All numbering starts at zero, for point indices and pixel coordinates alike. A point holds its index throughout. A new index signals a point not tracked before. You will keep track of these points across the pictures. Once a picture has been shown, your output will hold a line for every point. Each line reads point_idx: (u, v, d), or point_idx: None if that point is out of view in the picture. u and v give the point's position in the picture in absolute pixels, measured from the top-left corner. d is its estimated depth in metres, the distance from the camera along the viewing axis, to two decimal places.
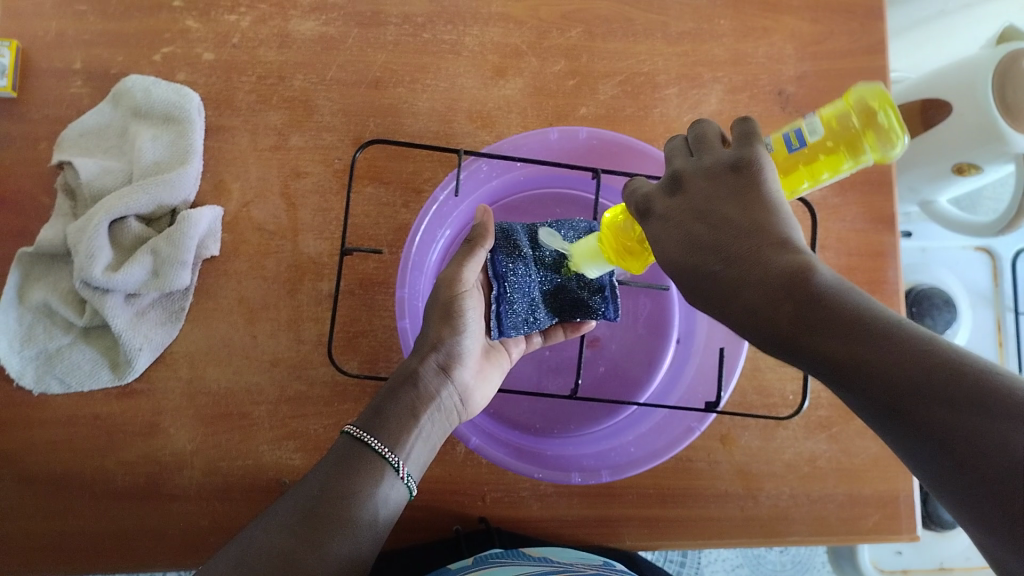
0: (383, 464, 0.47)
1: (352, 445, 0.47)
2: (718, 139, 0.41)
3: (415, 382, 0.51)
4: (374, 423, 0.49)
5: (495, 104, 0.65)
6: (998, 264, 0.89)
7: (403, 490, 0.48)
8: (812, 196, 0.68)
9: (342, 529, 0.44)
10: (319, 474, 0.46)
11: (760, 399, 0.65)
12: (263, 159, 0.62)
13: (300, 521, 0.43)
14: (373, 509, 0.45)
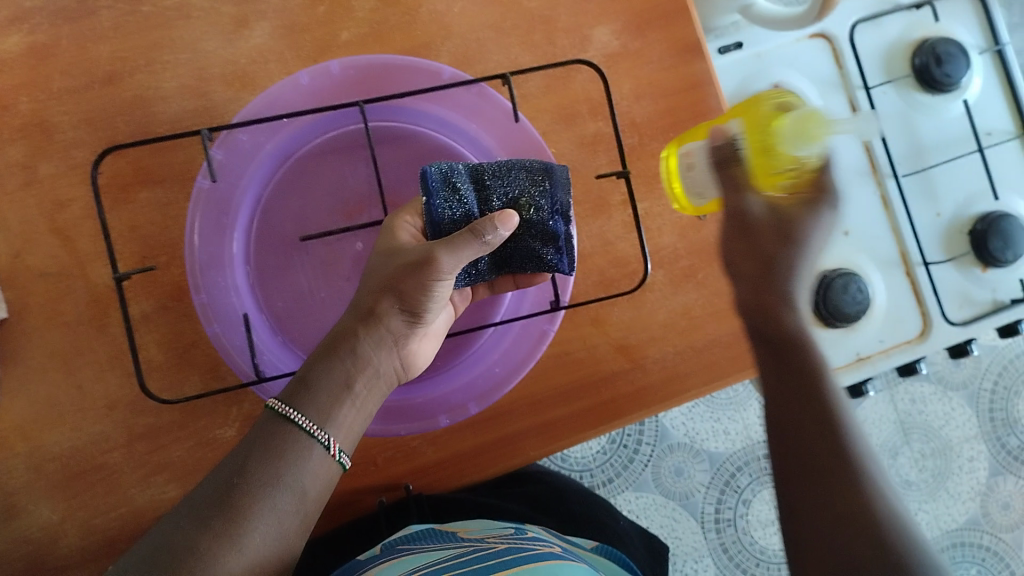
0: (304, 442, 0.47)
1: (273, 421, 0.47)
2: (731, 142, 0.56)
3: (357, 354, 0.49)
4: (299, 392, 0.48)
5: (249, 59, 0.59)
6: (836, 46, 0.86)
7: (330, 465, 0.48)
8: (611, 48, 0.64)
9: (255, 521, 0.44)
10: (237, 459, 0.46)
11: (618, 271, 0.63)
12: (18, 201, 0.57)
13: (209, 516, 0.44)
14: (286, 491, 0.46)
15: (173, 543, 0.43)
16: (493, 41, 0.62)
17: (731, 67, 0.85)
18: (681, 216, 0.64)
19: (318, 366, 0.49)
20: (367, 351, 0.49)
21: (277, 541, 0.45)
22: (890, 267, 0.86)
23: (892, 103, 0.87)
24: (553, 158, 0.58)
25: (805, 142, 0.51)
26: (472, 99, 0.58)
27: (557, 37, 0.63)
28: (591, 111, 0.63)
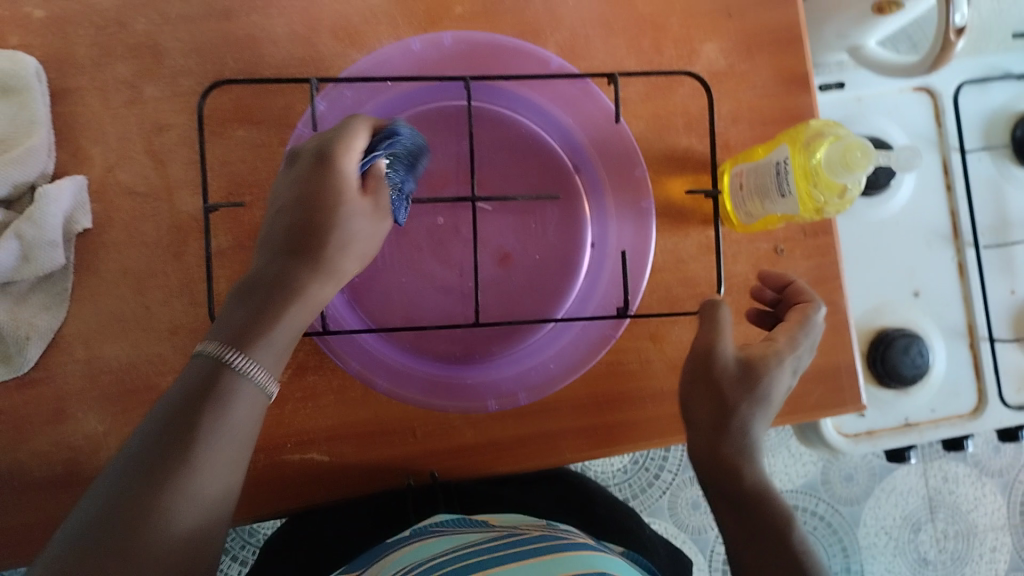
0: (240, 385, 0.42)
1: (205, 368, 0.42)
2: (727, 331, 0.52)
3: (285, 284, 0.44)
4: (242, 330, 0.43)
5: (361, 18, 0.60)
6: (939, 103, 0.84)
7: (262, 397, 0.43)
8: (717, 66, 0.63)
9: (201, 467, 0.39)
10: (166, 407, 0.41)
11: (686, 291, 0.63)
12: (119, 117, 0.58)
13: (149, 461, 0.38)
14: (230, 437, 0.41)
15: (114, 494, 0.37)
16: (602, 40, 0.62)
17: (830, 107, 0.84)
18: (758, 248, 0.64)
19: (242, 307, 0.44)
20: (289, 277, 0.45)
21: (227, 486, 0.41)
22: (954, 336, 0.84)
23: (986, 169, 0.85)
24: (643, 164, 0.59)
25: (846, 172, 0.48)
26: (573, 92, 0.58)
27: (666, 47, 0.63)
28: (686, 126, 0.63)
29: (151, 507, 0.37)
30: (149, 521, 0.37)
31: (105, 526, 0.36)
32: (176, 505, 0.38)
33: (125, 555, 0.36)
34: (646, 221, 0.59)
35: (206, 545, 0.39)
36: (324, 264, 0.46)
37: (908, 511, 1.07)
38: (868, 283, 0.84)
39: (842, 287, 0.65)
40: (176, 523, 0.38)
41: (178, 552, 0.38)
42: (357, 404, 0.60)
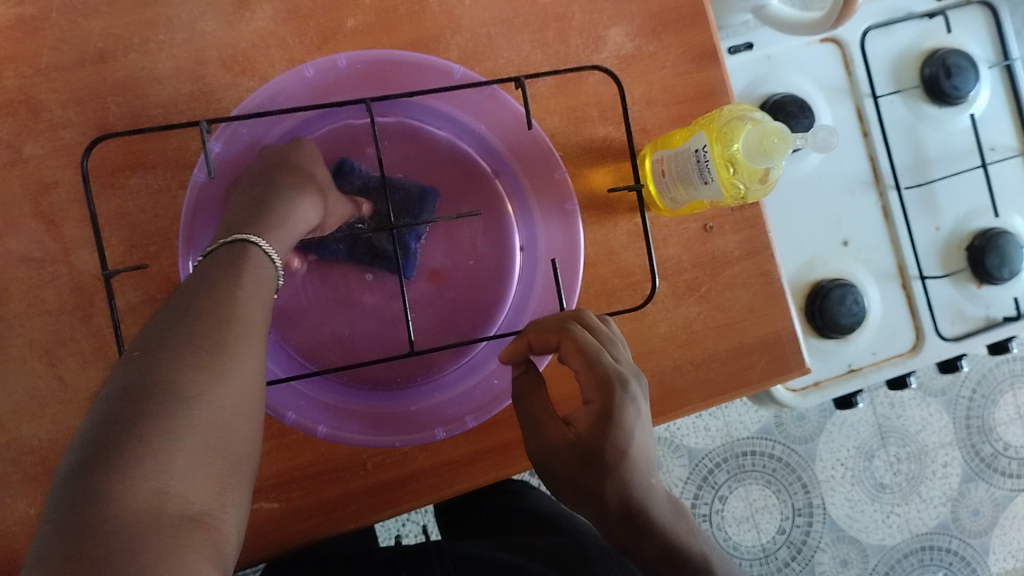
0: (252, 254, 0.44)
1: (229, 248, 0.44)
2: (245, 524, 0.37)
3: (272, 203, 0.47)
4: (251, 220, 0.46)
5: (249, 43, 0.57)
6: (847, 53, 0.84)
7: (274, 270, 0.44)
8: (624, 50, 0.62)
9: (232, 343, 0.39)
10: (194, 284, 0.41)
11: (621, 281, 0.62)
12: (1, 181, 0.54)
13: (179, 332, 0.38)
14: (254, 310, 0.41)
15: (135, 369, 0.36)
16: (505, 36, 0.60)
17: (741, 68, 0.83)
18: (687, 229, 0.63)
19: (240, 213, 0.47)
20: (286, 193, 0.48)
21: (258, 360, 0.40)
22: (886, 279, 0.86)
23: (900, 111, 0.86)
24: (562, 166, 0.56)
25: (766, 160, 0.48)
26: (482, 99, 0.55)
27: (570, 36, 0.61)
28: (601, 115, 0.61)
29: (184, 378, 0.36)
30: (187, 384, 0.36)
31: (132, 392, 0.35)
32: (220, 374, 0.38)
33: (181, 420, 0.35)
34: (572, 222, 0.57)
35: (246, 416, 0.39)
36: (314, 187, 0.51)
37: (859, 440, 1.10)
38: (798, 239, 0.85)
39: (774, 257, 0.65)
40: (218, 395, 0.37)
41: (218, 415, 0.37)
42: (302, 446, 0.58)
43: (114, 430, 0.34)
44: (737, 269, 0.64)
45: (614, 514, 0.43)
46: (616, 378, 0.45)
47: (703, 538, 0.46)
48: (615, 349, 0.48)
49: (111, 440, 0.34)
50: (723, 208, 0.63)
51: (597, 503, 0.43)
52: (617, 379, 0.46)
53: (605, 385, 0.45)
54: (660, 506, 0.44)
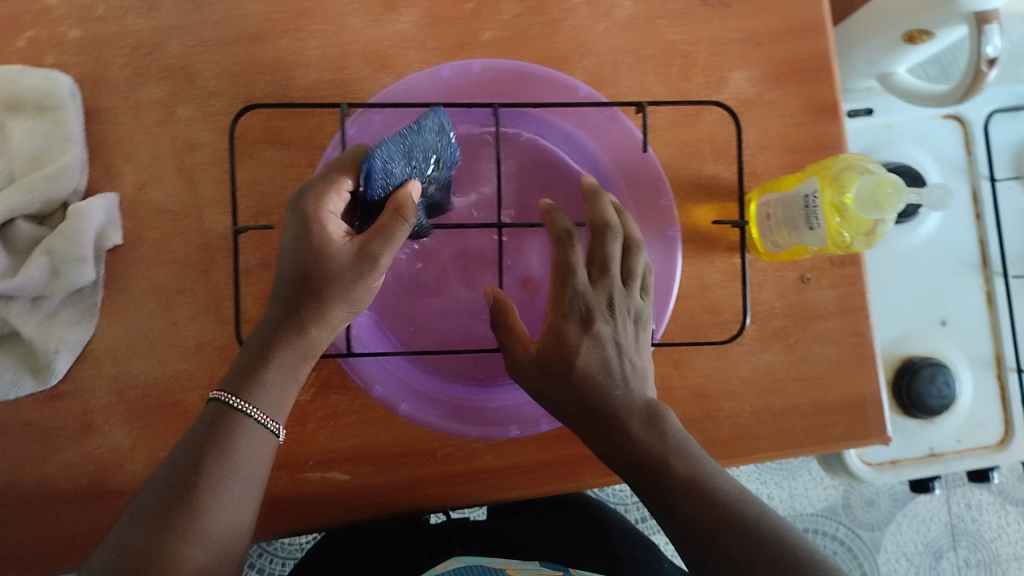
0: (244, 425, 0.45)
1: (218, 408, 0.45)
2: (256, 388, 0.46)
3: (276, 334, 0.46)
4: (244, 380, 0.46)
5: (391, 42, 0.60)
6: (969, 132, 0.84)
7: (273, 433, 0.46)
8: (745, 94, 0.63)
9: (218, 482, 0.43)
10: (230, 377, 0.46)
11: (709, 317, 0.62)
12: (151, 136, 0.59)
13: (186, 486, 0.42)
14: (242, 450, 0.44)
15: (148, 510, 0.42)
16: (631, 66, 0.62)
17: (858, 133, 0.83)
18: (784, 277, 0.63)
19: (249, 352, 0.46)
20: (293, 318, 0.46)
21: (248, 490, 0.44)
22: (981, 367, 0.83)
23: (1017, 199, 0.84)
24: (670, 194, 0.58)
25: (876, 210, 0.48)
26: (602, 120, 0.58)
27: (694, 74, 0.63)
28: (713, 153, 0.63)
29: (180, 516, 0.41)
30: (177, 539, 0.40)
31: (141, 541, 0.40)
32: (200, 509, 0.41)
33: (188, 517, 0.41)
34: (673, 249, 0.58)
35: (234, 538, 0.43)
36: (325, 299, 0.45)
37: (930, 536, 1.05)
38: (894, 312, 0.84)
39: (867, 319, 0.64)
40: (211, 521, 0.42)
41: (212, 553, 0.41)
42: (380, 425, 0.60)
43: (127, 562, 0.39)
44: (828, 324, 0.63)
45: (572, 412, 0.50)
46: (571, 285, 0.50)
47: (683, 454, 0.47)
48: (601, 265, 0.52)
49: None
50: (821, 262, 0.64)
51: (563, 410, 0.50)
52: (568, 292, 0.50)
53: (557, 295, 0.51)
54: (618, 412, 0.48)
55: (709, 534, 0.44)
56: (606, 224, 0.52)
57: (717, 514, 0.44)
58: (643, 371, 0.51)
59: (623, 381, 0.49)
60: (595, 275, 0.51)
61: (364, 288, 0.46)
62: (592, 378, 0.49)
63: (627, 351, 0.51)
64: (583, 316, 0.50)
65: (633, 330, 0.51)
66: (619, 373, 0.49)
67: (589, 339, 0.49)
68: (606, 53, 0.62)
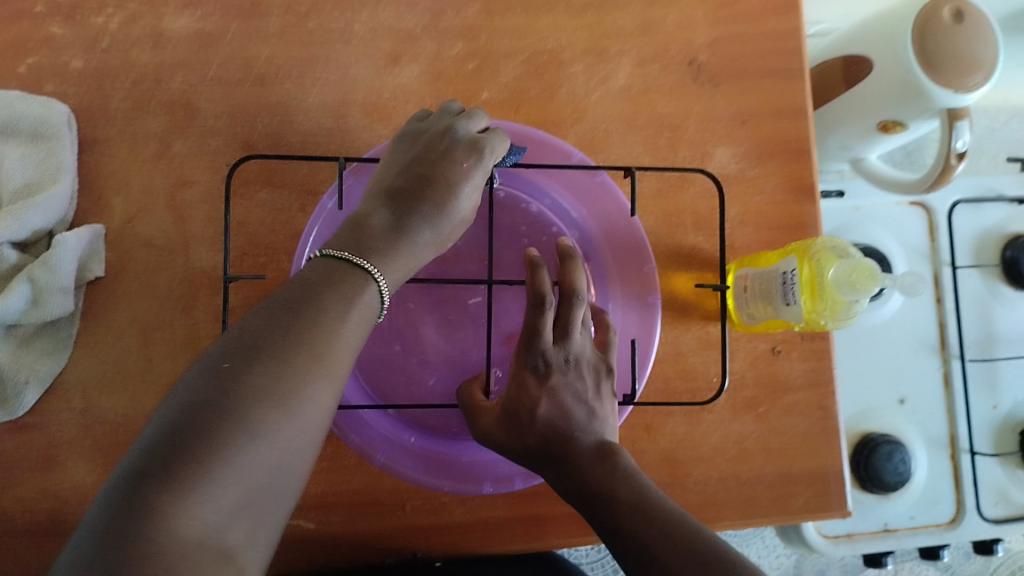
0: (364, 285, 0.43)
1: (329, 266, 0.43)
2: (374, 224, 0.46)
3: (404, 229, 0.46)
4: (372, 247, 0.45)
5: (391, 95, 0.62)
6: (933, 219, 0.87)
7: (373, 309, 0.44)
8: (727, 170, 0.65)
9: (274, 419, 0.38)
10: (295, 286, 0.42)
11: (683, 383, 0.64)
12: (144, 169, 0.59)
13: (262, 388, 0.38)
14: (350, 326, 0.42)
15: (218, 377, 0.38)
16: (621, 135, 0.64)
17: (830, 214, 0.86)
18: (756, 348, 0.65)
19: (359, 228, 0.46)
20: (402, 223, 0.46)
21: (324, 401, 0.40)
22: (935, 447, 0.86)
23: (976, 286, 0.88)
24: (653, 261, 0.59)
25: (853, 293, 0.50)
26: (591, 185, 0.60)
27: (681, 146, 0.65)
28: (695, 224, 0.65)
29: (233, 436, 0.36)
30: (240, 447, 0.36)
31: (186, 436, 0.35)
32: (302, 395, 0.39)
33: (244, 432, 0.36)
34: (651, 315, 0.59)
35: (300, 445, 0.39)
36: (433, 221, 0.47)
37: None
38: (856, 389, 0.86)
39: (835, 394, 0.66)
40: (275, 435, 0.38)
41: (285, 454, 0.38)
42: (350, 474, 0.60)
43: (182, 439, 0.35)
44: (797, 396, 0.65)
45: (530, 448, 0.52)
46: (535, 336, 0.52)
47: (627, 480, 0.49)
48: (562, 328, 0.53)
49: (169, 470, 0.34)
50: (794, 335, 0.65)
51: (524, 450, 0.52)
52: (529, 352, 0.53)
53: (523, 344, 0.53)
54: (571, 448, 0.51)
55: (657, 548, 0.45)
56: (574, 289, 0.54)
57: (664, 537, 0.45)
58: (602, 417, 0.53)
59: (579, 423, 0.52)
60: (558, 337, 0.53)
61: (451, 223, 0.48)
62: (554, 422, 0.52)
63: (586, 397, 0.53)
64: (539, 371, 0.53)
65: (592, 379, 0.54)
66: (579, 417, 0.52)
67: (546, 392, 0.52)
68: (595, 120, 0.64)
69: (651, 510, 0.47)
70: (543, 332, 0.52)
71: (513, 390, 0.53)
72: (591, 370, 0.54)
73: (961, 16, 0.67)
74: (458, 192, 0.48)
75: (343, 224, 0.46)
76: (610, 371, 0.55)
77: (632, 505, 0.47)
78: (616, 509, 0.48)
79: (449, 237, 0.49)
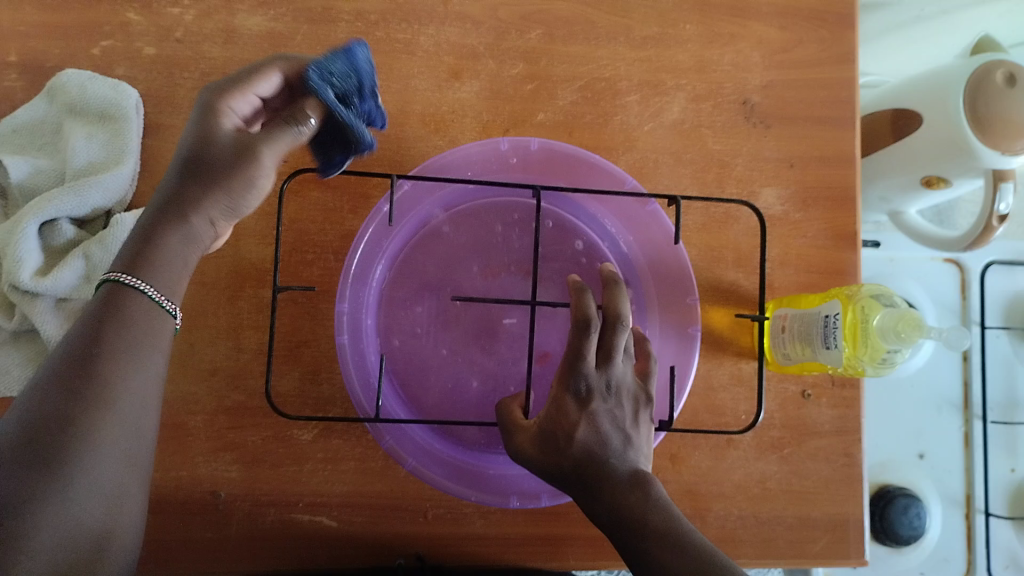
0: (135, 300, 0.43)
1: (112, 293, 0.43)
2: (171, 235, 0.45)
3: (154, 233, 0.45)
4: (135, 254, 0.44)
5: (449, 108, 0.63)
6: (967, 277, 0.88)
7: (165, 312, 0.44)
8: (773, 211, 0.66)
9: (82, 455, 0.38)
10: (88, 318, 0.42)
11: (711, 418, 0.64)
12: None
13: (75, 432, 0.38)
14: (142, 340, 0.42)
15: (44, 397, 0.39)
16: (669, 167, 0.65)
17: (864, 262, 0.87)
18: (786, 389, 0.65)
19: (164, 215, 0.45)
20: (188, 201, 0.45)
21: (128, 431, 0.41)
22: (952, 505, 0.86)
23: (1004, 348, 0.87)
24: (696, 294, 0.60)
25: (898, 342, 0.50)
26: (643, 214, 0.60)
27: (727, 184, 0.65)
28: (736, 261, 0.65)
29: (61, 475, 0.37)
30: (55, 488, 0.37)
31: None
32: (90, 438, 0.39)
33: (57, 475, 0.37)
34: (690, 347, 0.59)
35: (118, 485, 0.40)
36: (221, 189, 0.45)
37: None
38: (879, 438, 0.86)
39: (861, 443, 0.66)
40: (88, 477, 0.38)
41: (116, 472, 0.40)
42: (376, 476, 0.61)
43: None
44: (823, 441, 0.65)
45: (564, 470, 0.52)
46: (579, 362, 0.52)
47: (658, 509, 0.50)
48: (605, 354, 0.53)
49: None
50: (824, 380, 0.66)
51: (557, 472, 0.53)
52: (573, 376, 0.53)
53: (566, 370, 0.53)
54: (606, 475, 0.51)
55: None
56: (620, 316, 0.53)
57: (689, 567, 0.46)
58: (637, 445, 0.54)
59: (616, 451, 0.52)
60: (601, 363, 0.53)
61: (247, 200, 0.46)
62: (592, 446, 0.52)
63: (624, 425, 0.54)
64: (579, 395, 0.53)
65: (631, 406, 0.54)
66: (616, 444, 0.53)
67: (584, 417, 0.53)
68: (646, 151, 0.65)
69: (684, 544, 0.47)
70: (586, 359, 0.52)
71: (551, 412, 0.53)
72: (631, 398, 0.55)
73: (1015, 79, 0.66)
74: (246, 176, 0.45)
75: (135, 228, 0.45)
76: (649, 401, 0.56)
77: (665, 539, 0.48)
78: (648, 541, 0.48)
79: (243, 209, 0.47)
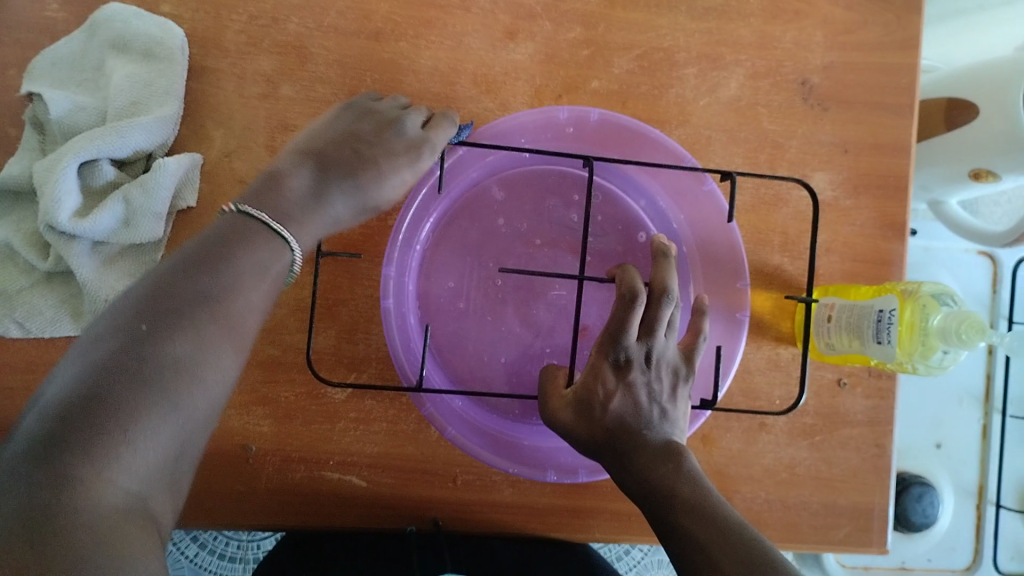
0: (273, 244, 0.45)
1: (243, 223, 0.45)
2: (296, 195, 0.48)
3: (322, 196, 0.49)
4: (286, 212, 0.47)
5: (503, 69, 0.61)
6: (999, 271, 0.87)
7: (281, 264, 0.45)
8: (824, 196, 0.65)
9: (198, 372, 0.40)
10: (202, 243, 0.44)
11: (746, 401, 0.64)
12: (249, 107, 0.58)
13: (177, 358, 0.39)
14: (249, 286, 0.43)
15: (103, 387, 0.36)
16: (722, 144, 0.63)
17: None
18: (822, 377, 0.65)
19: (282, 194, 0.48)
20: (328, 182, 0.50)
21: (239, 339, 0.42)
22: (963, 496, 0.87)
23: None
24: (747, 278, 0.59)
25: (957, 344, 0.50)
26: (698, 192, 0.59)
27: (780, 165, 0.64)
28: (782, 245, 0.64)
29: (159, 394, 0.37)
30: (168, 393, 0.38)
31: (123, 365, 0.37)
32: (201, 367, 0.40)
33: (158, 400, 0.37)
34: (736, 331, 0.58)
35: (204, 421, 0.40)
36: (362, 192, 0.51)
37: None
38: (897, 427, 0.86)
39: (892, 435, 0.66)
40: (199, 393, 0.40)
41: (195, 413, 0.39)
42: (408, 438, 0.60)
43: (102, 378, 0.37)
44: (855, 431, 0.65)
45: (595, 439, 0.50)
46: (616, 331, 0.51)
47: (689, 482, 0.47)
48: (647, 326, 0.51)
49: (107, 391, 0.36)
50: (861, 370, 0.65)
51: (590, 442, 0.51)
52: (611, 345, 0.51)
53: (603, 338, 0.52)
54: (638, 446, 0.49)
55: (717, 551, 0.42)
56: (665, 290, 0.52)
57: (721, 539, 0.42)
58: (673, 420, 0.51)
59: (648, 421, 0.50)
60: (641, 334, 0.51)
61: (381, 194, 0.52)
62: (627, 417, 0.50)
63: (660, 398, 0.51)
64: (617, 364, 0.51)
65: (669, 381, 0.52)
66: (649, 415, 0.50)
67: (621, 388, 0.50)
68: (699, 125, 0.63)
69: (715, 517, 0.44)
70: (622, 329, 0.51)
71: (588, 379, 0.51)
72: (671, 371, 0.52)
73: None
74: (399, 162, 0.53)
75: (259, 180, 0.49)
76: (689, 378, 0.53)
77: (694, 510, 0.45)
78: (676, 512, 0.45)
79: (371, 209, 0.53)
